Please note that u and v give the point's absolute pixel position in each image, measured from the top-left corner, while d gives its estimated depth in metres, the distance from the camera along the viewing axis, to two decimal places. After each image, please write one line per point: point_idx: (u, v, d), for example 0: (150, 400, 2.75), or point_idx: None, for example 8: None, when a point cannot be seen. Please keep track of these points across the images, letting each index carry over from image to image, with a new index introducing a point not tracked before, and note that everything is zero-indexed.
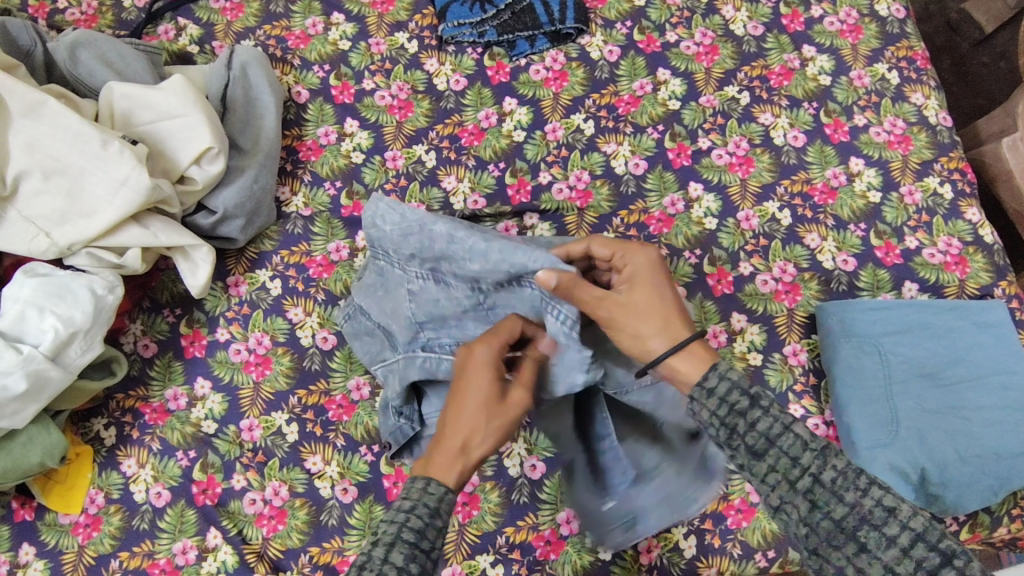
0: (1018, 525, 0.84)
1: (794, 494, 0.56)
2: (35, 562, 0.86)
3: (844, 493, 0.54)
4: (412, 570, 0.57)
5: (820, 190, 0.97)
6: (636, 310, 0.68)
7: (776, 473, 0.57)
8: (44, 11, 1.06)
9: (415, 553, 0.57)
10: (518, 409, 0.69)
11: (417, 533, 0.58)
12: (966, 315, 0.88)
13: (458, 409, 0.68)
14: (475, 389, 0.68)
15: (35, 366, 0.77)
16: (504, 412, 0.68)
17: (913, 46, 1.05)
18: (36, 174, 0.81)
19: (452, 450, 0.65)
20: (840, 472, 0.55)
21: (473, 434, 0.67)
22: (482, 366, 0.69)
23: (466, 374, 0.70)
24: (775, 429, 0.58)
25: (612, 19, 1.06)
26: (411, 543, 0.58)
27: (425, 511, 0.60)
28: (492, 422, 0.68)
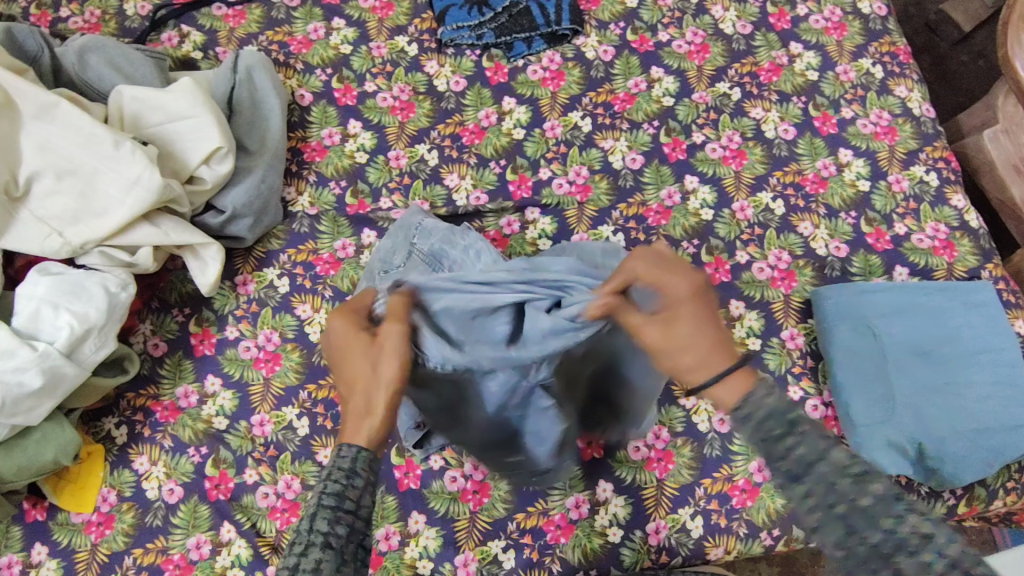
0: (1013, 498, 0.86)
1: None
2: (48, 562, 0.86)
3: None
4: (338, 533, 0.51)
5: (811, 180, 1.00)
6: (675, 339, 0.59)
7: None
8: (47, 20, 1.08)
9: (339, 515, 0.51)
10: (394, 339, 0.62)
11: (338, 496, 0.52)
12: (955, 296, 0.92)
13: (350, 377, 0.63)
14: (355, 349, 0.64)
15: (51, 362, 0.78)
16: (388, 349, 0.62)
17: (896, 42, 1.09)
18: (49, 175, 0.83)
19: (357, 414, 0.59)
20: None
21: (377, 385, 0.61)
22: (342, 335, 0.66)
23: (333, 346, 0.66)
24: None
25: (605, 20, 1.09)
26: (333, 507, 0.52)
27: (341, 474, 0.54)
28: (379, 362, 0.62)
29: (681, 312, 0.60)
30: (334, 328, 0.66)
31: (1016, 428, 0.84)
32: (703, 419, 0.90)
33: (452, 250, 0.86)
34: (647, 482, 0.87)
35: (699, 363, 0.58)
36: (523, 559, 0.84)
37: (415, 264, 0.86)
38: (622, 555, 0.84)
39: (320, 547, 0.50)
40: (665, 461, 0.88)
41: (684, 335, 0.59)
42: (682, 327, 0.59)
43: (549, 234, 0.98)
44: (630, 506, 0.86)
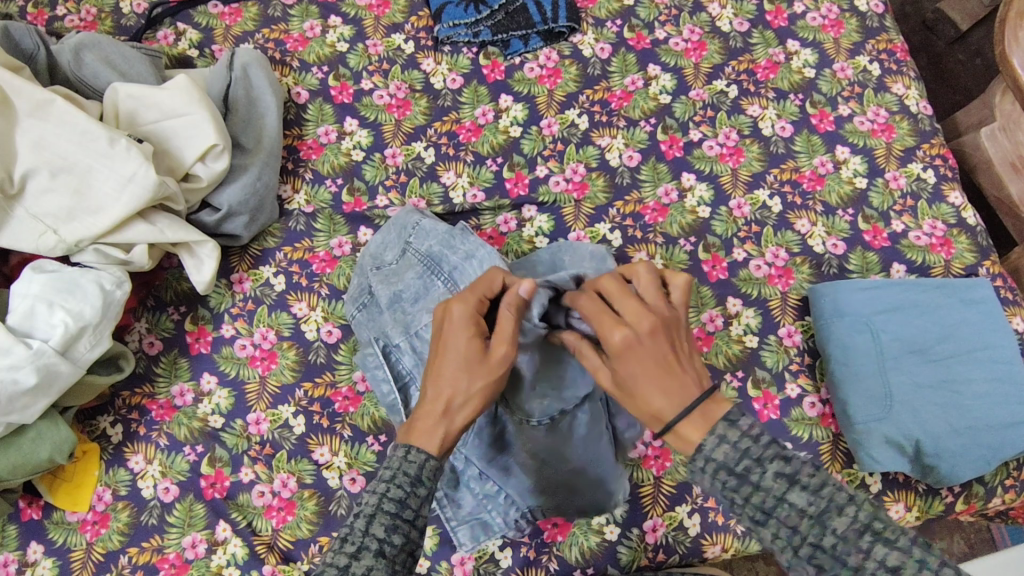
0: (1011, 495, 0.86)
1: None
2: (43, 561, 0.85)
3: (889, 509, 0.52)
4: (394, 541, 0.54)
5: (808, 177, 1.00)
6: (632, 387, 0.59)
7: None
8: (43, 18, 1.08)
9: (398, 523, 0.55)
10: (502, 367, 0.63)
11: (399, 503, 0.55)
12: (953, 292, 0.91)
13: (438, 372, 0.63)
14: (454, 349, 0.63)
15: (45, 360, 0.78)
16: (487, 370, 0.62)
17: (892, 39, 1.09)
18: (44, 173, 0.82)
19: (432, 415, 0.61)
20: None
21: (458, 397, 0.61)
22: (461, 326, 0.63)
23: (444, 338, 0.64)
24: None
25: (602, 18, 1.09)
26: (393, 515, 0.55)
27: (406, 480, 0.56)
28: (470, 375, 0.62)
29: (625, 361, 0.59)
30: (455, 315, 0.64)
31: (1014, 425, 0.84)
32: None
33: (452, 254, 0.87)
34: (644, 480, 0.87)
35: (663, 402, 0.57)
36: (520, 558, 0.84)
37: (410, 262, 0.88)
38: (619, 553, 0.84)
39: (374, 553, 0.53)
40: (662, 459, 0.88)
41: (641, 377, 0.58)
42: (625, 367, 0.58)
43: (545, 232, 0.98)
44: (627, 504, 0.86)
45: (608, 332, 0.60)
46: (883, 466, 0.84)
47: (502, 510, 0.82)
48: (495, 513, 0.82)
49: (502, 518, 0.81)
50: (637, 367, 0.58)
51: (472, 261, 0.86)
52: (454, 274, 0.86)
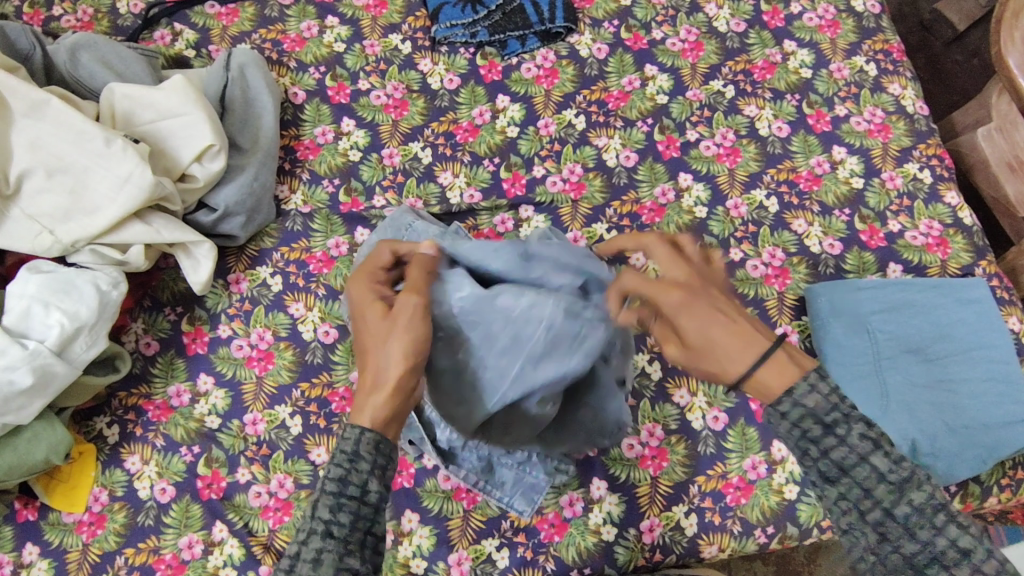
0: (1008, 495, 0.86)
1: (863, 525, 0.50)
2: (39, 562, 0.85)
3: (918, 531, 0.48)
4: (342, 521, 0.51)
5: (805, 177, 1.00)
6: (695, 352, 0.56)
7: (847, 502, 0.50)
8: (39, 18, 1.08)
9: (342, 502, 0.52)
10: (407, 312, 0.61)
11: (341, 481, 0.52)
12: (949, 292, 0.91)
13: (368, 346, 0.62)
14: (367, 320, 0.63)
15: (41, 361, 0.78)
16: (395, 321, 0.61)
17: (889, 39, 1.09)
18: (39, 172, 0.82)
19: (364, 386, 0.58)
20: (916, 508, 0.49)
21: (389, 358, 0.59)
22: (366, 299, 0.65)
23: (357, 315, 0.65)
24: (850, 460, 0.50)
25: (599, 18, 1.09)
26: (335, 494, 0.52)
27: (343, 457, 0.54)
28: (389, 335, 0.60)
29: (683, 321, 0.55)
30: (355, 294, 0.66)
31: (1010, 425, 0.84)
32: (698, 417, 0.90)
33: None
34: (641, 480, 0.87)
35: (738, 353, 0.53)
36: (516, 558, 0.84)
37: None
38: (616, 553, 0.84)
39: (321, 535, 0.51)
40: (659, 459, 0.88)
41: (708, 339, 0.54)
42: (692, 329, 0.55)
43: None
44: (624, 504, 0.86)
45: (661, 297, 0.57)
46: None
47: (540, 469, 0.84)
48: (534, 472, 0.84)
49: (543, 472, 0.84)
50: (702, 322, 0.55)
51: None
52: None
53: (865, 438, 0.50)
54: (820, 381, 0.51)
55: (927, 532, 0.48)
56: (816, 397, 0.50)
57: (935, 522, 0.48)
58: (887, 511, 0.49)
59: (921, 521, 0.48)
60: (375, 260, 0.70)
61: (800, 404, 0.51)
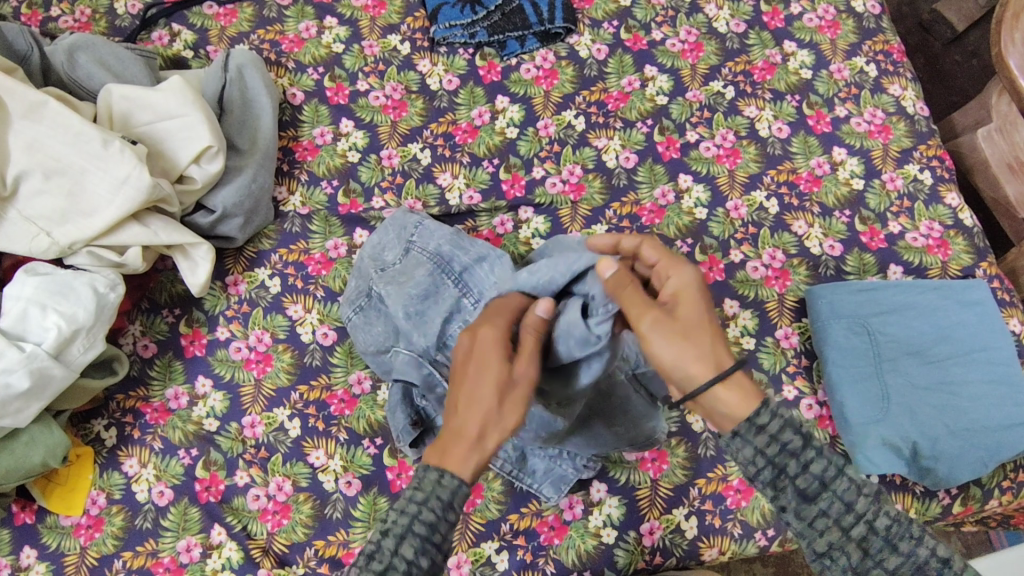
0: (1009, 497, 0.86)
1: (846, 541, 0.55)
2: (36, 565, 0.85)
3: (899, 542, 0.55)
4: (421, 565, 0.55)
5: (805, 179, 1.00)
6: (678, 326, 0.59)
7: (827, 518, 0.55)
8: (37, 19, 1.07)
9: (427, 547, 0.56)
10: (529, 384, 0.61)
11: (429, 527, 0.56)
12: (949, 294, 0.91)
13: (472, 397, 0.60)
14: (485, 371, 0.60)
15: (38, 364, 0.77)
16: (515, 388, 0.61)
17: (889, 40, 1.09)
18: (37, 175, 0.82)
19: (466, 441, 0.58)
20: (893, 518, 0.55)
21: (487, 417, 0.59)
22: (487, 345, 0.62)
23: (474, 356, 0.62)
24: (829, 472, 0.56)
25: (599, 19, 1.09)
26: (423, 537, 0.55)
27: (438, 504, 0.56)
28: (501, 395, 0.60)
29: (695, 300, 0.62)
30: (483, 336, 0.63)
31: (1011, 427, 0.84)
32: (698, 419, 0.89)
33: (463, 254, 0.86)
34: (641, 482, 0.86)
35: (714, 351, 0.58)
36: (516, 561, 0.83)
37: (417, 261, 0.86)
38: (616, 556, 0.84)
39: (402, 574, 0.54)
40: (659, 462, 0.87)
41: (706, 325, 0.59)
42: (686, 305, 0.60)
43: (542, 234, 0.97)
44: (624, 507, 0.85)
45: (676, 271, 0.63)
46: (879, 469, 0.83)
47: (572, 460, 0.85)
48: (567, 464, 0.85)
49: (572, 465, 0.85)
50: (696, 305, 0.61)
51: (483, 262, 0.85)
52: (463, 275, 0.85)
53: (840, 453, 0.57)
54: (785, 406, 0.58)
55: (908, 543, 0.55)
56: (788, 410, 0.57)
57: (913, 532, 0.55)
58: (870, 524, 0.55)
59: (900, 531, 0.55)
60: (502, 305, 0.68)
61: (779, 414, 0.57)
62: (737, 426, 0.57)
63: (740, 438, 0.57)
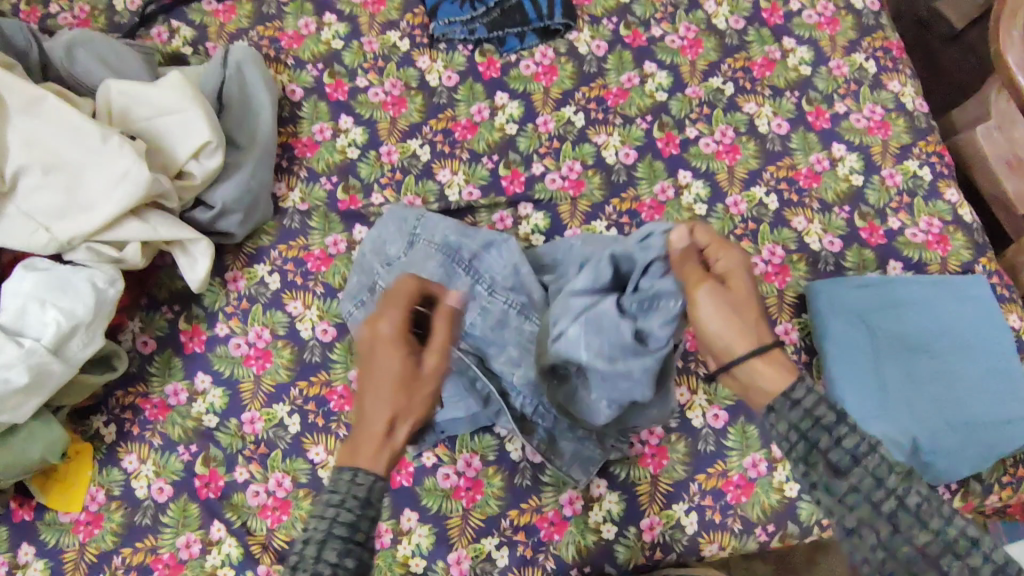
0: (1008, 492, 0.86)
1: (876, 517, 0.53)
2: (35, 562, 0.85)
3: (928, 518, 0.52)
4: (348, 565, 0.54)
5: (805, 175, 1.00)
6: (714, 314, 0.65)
7: (857, 493, 0.54)
8: (36, 15, 1.07)
9: (349, 547, 0.55)
10: (434, 378, 0.63)
11: (350, 527, 0.55)
12: (949, 289, 0.91)
13: (372, 388, 0.62)
14: (384, 364, 0.62)
15: (37, 359, 0.77)
16: (423, 382, 0.62)
17: (888, 36, 1.09)
18: (36, 170, 0.82)
19: (376, 438, 0.60)
20: (925, 497, 0.53)
21: (396, 411, 0.61)
22: (382, 335, 0.63)
23: (372, 347, 0.63)
24: (862, 448, 0.55)
25: (598, 15, 1.09)
26: (344, 538, 0.55)
27: (355, 504, 0.56)
28: (412, 393, 0.62)
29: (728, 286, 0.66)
30: (383, 326, 0.64)
31: (1010, 422, 0.84)
32: (698, 415, 0.89)
33: (468, 242, 0.88)
34: (641, 478, 0.86)
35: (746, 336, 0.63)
36: (516, 557, 0.83)
37: (423, 252, 0.88)
38: (616, 552, 0.84)
39: None
40: (659, 458, 0.87)
41: (721, 323, 0.64)
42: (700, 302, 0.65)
43: (542, 230, 0.97)
44: (624, 503, 0.85)
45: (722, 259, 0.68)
46: None
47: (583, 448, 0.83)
48: (591, 446, 0.84)
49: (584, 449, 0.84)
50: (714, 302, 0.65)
51: (491, 248, 0.88)
52: (473, 263, 0.87)
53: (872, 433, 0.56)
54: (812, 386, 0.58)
55: (938, 520, 0.52)
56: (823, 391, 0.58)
57: (943, 512, 0.52)
58: (900, 501, 0.53)
59: (931, 509, 0.52)
60: (402, 291, 0.67)
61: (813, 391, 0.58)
62: (774, 401, 0.60)
63: (775, 413, 0.59)
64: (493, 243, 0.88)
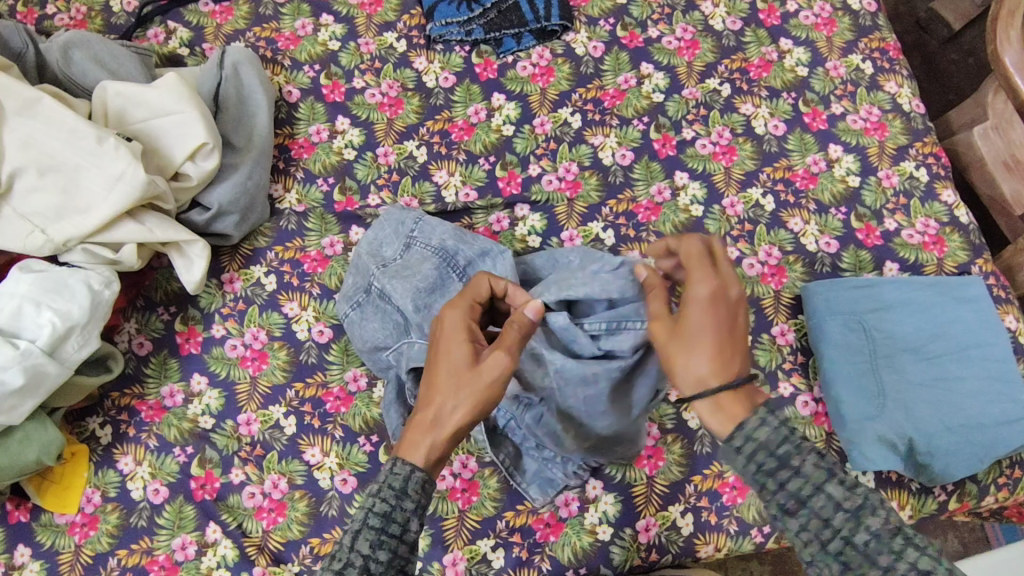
0: (1004, 494, 0.86)
1: (826, 556, 0.53)
2: (31, 564, 0.84)
3: (878, 556, 0.51)
4: (381, 557, 0.55)
5: (801, 176, 1.00)
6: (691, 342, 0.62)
7: (807, 533, 0.54)
8: (33, 17, 1.07)
9: (383, 539, 0.56)
10: (493, 371, 0.62)
11: (384, 518, 0.56)
12: (945, 290, 0.91)
13: (434, 382, 0.64)
14: (445, 357, 0.64)
15: (33, 361, 0.77)
16: (478, 375, 0.63)
17: (885, 38, 1.09)
18: (32, 171, 0.82)
19: (421, 427, 0.62)
20: (874, 534, 0.52)
21: (446, 407, 0.62)
22: (452, 330, 0.66)
23: (438, 344, 0.66)
24: (805, 489, 0.54)
25: (595, 16, 1.09)
26: (378, 529, 0.56)
27: (390, 493, 0.58)
28: (459, 386, 0.62)
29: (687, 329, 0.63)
30: (448, 323, 0.67)
31: (1006, 423, 0.84)
32: (694, 416, 0.89)
33: (464, 247, 0.88)
34: (637, 480, 0.86)
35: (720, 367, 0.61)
36: (512, 558, 0.83)
37: (422, 256, 0.88)
38: (612, 553, 0.83)
39: (359, 569, 0.54)
40: (655, 459, 0.87)
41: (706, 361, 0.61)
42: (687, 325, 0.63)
43: (538, 231, 0.97)
44: (620, 504, 0.85)
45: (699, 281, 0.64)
46: (875, 465, 0.84)
47: (563, 465, 0.84)
48: (556, 468, 0.84)
49: (562, 470, 0.84)
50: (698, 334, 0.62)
51: (486, 257, 0.87)
52: (467, 269, 0.88)
53: (819, 467, 0.55)
54: (765, 418, 0.58)
55: (887, 557, 0.50)
56: (766, 430, 0.57)
57: (895, 547, 0.51)
58: (847, 540, 0.52)
59: (880, 547, 0.51)
60: (472, 291, 0.70)
61: (752, 436, 0.57)
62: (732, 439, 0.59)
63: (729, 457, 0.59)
64: (489, 254, 0.87)
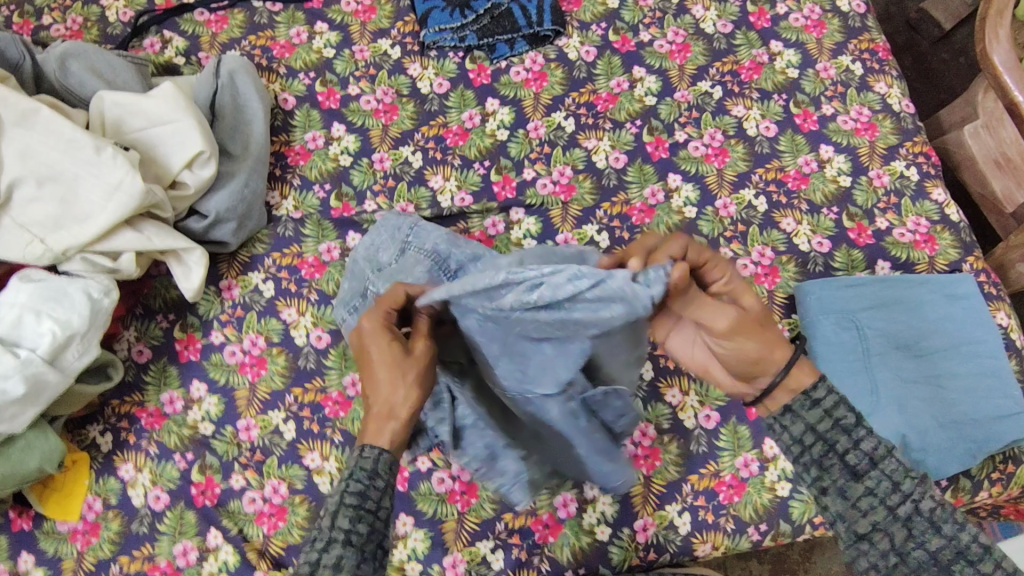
0: (998, 489, 0.87)
1: (892, 520, 0.57)
2: (35, 570, 0.86)
3: (942, 524, 0.56)
4: (360, 531, 0.57)
5: (793, 177, 1.01)
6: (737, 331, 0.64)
7: (872, 498, 0.58)
8: (29, 28, 1.08)
9: (361, 513, 0.57)
10: (425, 357, 0.64)
11: (360, 496, 0.58)
12: (936, 288, 0.92)
13: (371, 377, 0.64)
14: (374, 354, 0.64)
15: (33, 370, 0.78)
16: (411, 363, 0.63)
17: (875, 39, 1.10)
18: (30, 182, 0.82)
19: (377, 417, 0.62)
20: (938, 501, 0.57)
21: (394, 395, 0.63)
22: (375, 327, 0.65)
23: (363, 348, 0.65)
24: (878, 451, 0.59)
25: (587, 21, 1.10)
26: (355, 506, 0.57)
27: (363, 474, 0.59)
28: (400, 373, 0.63)
29: (744, 299, 0.63)
30: (366, 332, 0.65)
31: (997, 419, 0.85)
32: (690, 416, 0.90)
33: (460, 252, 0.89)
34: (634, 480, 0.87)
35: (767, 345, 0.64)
36: (511, 559, 0.84)
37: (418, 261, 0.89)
38: (610, 553, 0.84)
39: (342, 544, 0.56)
40: (652, 459, 0.88)
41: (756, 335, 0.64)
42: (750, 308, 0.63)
43: (533, 234, 0.98)
44: (618, 504, 0.86)
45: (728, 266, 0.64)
46: None
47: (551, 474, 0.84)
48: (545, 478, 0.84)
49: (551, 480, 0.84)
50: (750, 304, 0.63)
51: None
52: None
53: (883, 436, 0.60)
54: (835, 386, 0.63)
55: (951, 526, 0.56)
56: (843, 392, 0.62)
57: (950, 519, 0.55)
58: (915, 506, 0.57)
59: (943, 515, 0.56)
60: (389, 298, 0.66)
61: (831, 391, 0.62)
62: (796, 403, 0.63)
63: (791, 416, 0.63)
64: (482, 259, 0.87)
